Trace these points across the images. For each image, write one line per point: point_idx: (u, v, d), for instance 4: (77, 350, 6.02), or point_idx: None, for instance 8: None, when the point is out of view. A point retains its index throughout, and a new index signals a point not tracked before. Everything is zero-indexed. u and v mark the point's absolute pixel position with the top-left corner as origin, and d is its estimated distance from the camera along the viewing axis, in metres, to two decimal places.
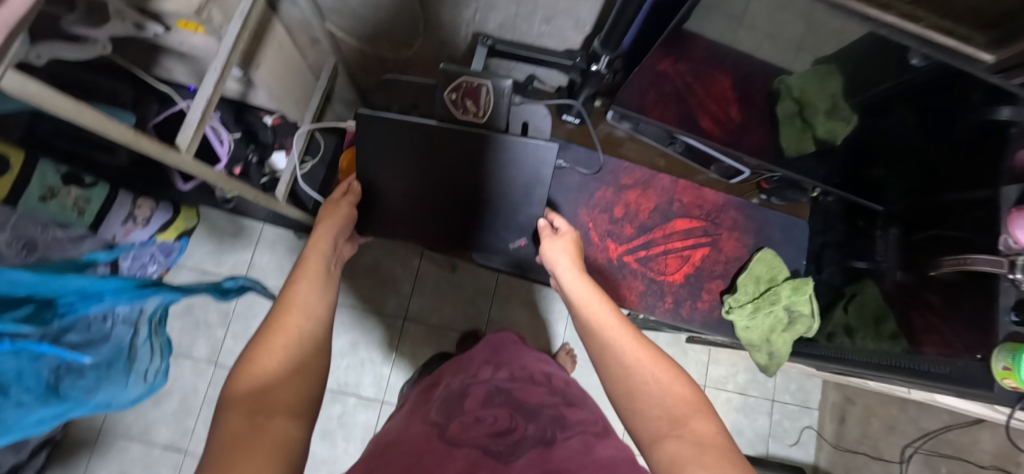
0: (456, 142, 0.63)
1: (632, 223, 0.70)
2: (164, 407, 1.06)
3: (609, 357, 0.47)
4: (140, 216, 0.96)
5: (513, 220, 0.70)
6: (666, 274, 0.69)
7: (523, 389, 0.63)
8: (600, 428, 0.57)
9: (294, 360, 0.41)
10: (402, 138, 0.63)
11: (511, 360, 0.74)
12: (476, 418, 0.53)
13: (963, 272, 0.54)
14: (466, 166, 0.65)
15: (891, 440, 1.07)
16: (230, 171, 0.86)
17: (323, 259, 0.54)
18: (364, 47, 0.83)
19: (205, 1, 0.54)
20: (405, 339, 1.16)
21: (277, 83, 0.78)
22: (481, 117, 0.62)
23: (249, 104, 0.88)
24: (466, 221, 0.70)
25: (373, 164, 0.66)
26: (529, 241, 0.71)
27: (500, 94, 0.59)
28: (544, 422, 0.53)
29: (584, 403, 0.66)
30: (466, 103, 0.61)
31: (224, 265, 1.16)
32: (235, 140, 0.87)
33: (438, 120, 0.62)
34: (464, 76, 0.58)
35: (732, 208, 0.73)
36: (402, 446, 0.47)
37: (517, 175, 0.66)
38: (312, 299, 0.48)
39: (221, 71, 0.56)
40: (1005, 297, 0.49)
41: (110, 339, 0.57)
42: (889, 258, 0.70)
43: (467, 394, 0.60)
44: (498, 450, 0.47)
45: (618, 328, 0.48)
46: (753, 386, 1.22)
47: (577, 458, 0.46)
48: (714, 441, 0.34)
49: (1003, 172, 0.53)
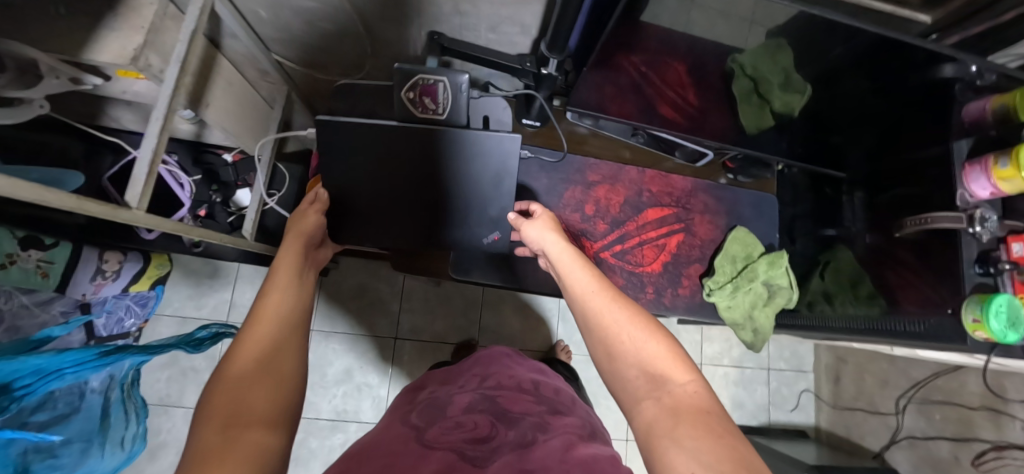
0: (417, 139, 0.61)
1: (605, 219, 0.70)
2: (161, 461, 1.04)
3: (590, 319, 0.47)
4: (108, 270, 0.95)
5: (484, 214, 0.68)
6: (644, 265, 0.69)
7: (509, 396, 0.63)
8: (586, 432, 0.57)
9: (267, 363, 0.40)
10: (365, 140, 0.61)
11: (499, 370, 0.74)
12: (456, 422, 0.54)
13: (925, 231, 0.56)
14: (430, 164, 0.64)
15: (886, 393, 1.09)
16: (195, 213, 0.84)
17: (290, 263, 0.54)
18: (316, 73, 0.81)
19: (141, 48, 0.52)
20: (399, 360, 1.14)
21: (233, 122, 0.76)
22: (441, 114, 0.58)
23: (205, 144, 0.86)
24: (434, 219, 0.68)
25: (339, 173, 0.64)
26: (502, 234, 0.70)
27: (460, 87, 0.55)
28: (525, 428, 0.54)
29: (572, 410, 0.66)
30: (424, 100, 0.57)
31: (205, 308, 1.13)
32: (196, 183, 0.86)
33: (397, 119, 0.59)
34: (418, 74, 0.53)
35: (701, 192, 0.73)
36: (382, 446, 0.49)
37: (483, 170, 0.65)
38: (280, 304, 0.48)
39: (165, 118, 0.53)
40: (969, 249, 0.52)
41: (81, 411, 0.56)
42: (857, 223, 0.71)
43: (449, 401, 0.62)
44: (473, 455, 0.47)
45: (597, 292, 0.48)
46: (747, 358, 1.24)
47: (556, 455, 0.46)
48: (691, 407, 0.35)
49: (954, 128, 0.56)
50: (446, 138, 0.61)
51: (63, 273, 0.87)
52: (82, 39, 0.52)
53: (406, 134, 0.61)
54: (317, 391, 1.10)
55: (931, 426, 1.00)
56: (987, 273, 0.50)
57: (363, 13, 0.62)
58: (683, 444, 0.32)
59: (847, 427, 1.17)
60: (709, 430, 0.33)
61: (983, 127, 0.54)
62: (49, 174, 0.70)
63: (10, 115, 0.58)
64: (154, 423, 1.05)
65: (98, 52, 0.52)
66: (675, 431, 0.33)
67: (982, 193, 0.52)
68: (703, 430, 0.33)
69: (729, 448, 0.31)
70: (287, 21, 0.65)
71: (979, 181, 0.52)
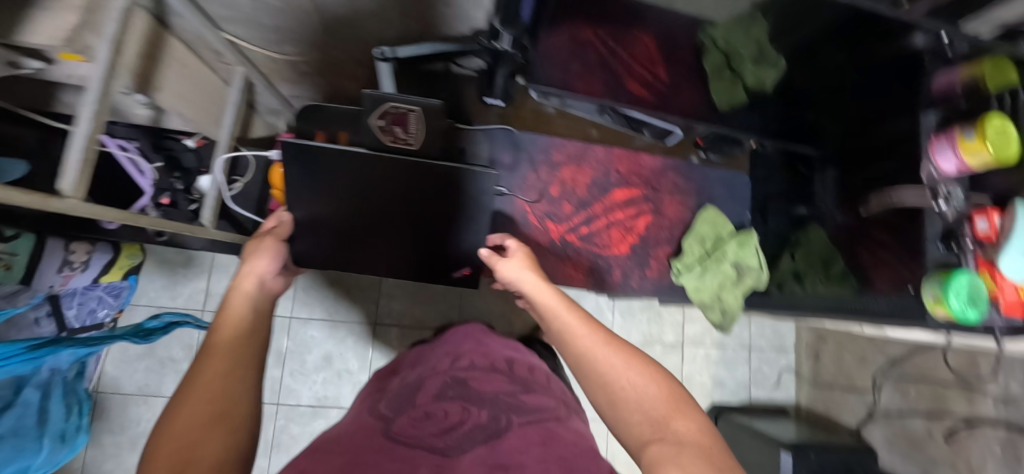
0: (395, 171, 0.55)
1: (571, 201, 0.71)
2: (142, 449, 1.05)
3: (583, 364, 0.43)
4: (76, 261, 0.93)
5: (456, 247, 0.67)
6: (610, 247, 0.70)
7: (481, 376, 0.61)
8: (559, 414, 0.56)
9: (224, 404, 0.35)
10: (335, 168, 0.54)
11: (471, 348, 0.73)
12: (425, 412, 0.50)
13: (899, 208, 0.56)
14: (405, 199, 0.59)
15: (864, 370, 1.10)
16: (157, 201, 0.82)
17: (248, 292, 0.47)
18: (271, 52, 0.75)
19: (75, 28, 0.47)
20: (378, 346, 1.14)
21: (187, 105, 0.74)
22: (412, 144, 0.55)
23: (165, 130, 0.84)
24: (405, 248, 0.68)
25: (306, 194, 0.58)
26: (473, 268, 0.70)
27: (435, 114, 0.56)
28: (497, 410, 0.52)
29: (543, 386, 0.65)
30: (394, 130, 0.55)
31: (180, 297, 1.12)
32: (156, 170, 0.83)
33: (368, 148, 0.53)
34: (390, 100, 0.55)
35: (670, 171, 0.74)
36: (342, 441, 0.46)
37: (461, 208, 0.61)
38: (233, 333, 0.41)
39: (98, 103, 0.50)
40: (931, 227, 0.52)
41: (14, 405, 0.64)
42: (828, 202, 0.69)
43: (419, 385, 0.60)
44: (444, 447, 0.44)
45: (587, 334, 0.44)
46: (729, 338, 1.24)
47: (534, 450, 0.44)
48: (699, 445, 0.33)
49: (924, 100, 0.54)
50: (425, 176, 0.55)
51: (29, 265, 0.84)
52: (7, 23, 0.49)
53: (380, 168, 0.54)
54: (298, 378, 1.10)
55: (906, 401, 1.01)
56: (950, 249, 0.51)
57: None
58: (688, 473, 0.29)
59: (827, 405, 1.18)
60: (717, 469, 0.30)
61: (952, 100, 0.52)
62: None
63: None
64: (134, 413, 1.05)
65: (28, 33, 0.45)
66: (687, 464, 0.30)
67: (948, 166, 0.50)
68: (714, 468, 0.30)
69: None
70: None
71: (944, 154, 0.50)
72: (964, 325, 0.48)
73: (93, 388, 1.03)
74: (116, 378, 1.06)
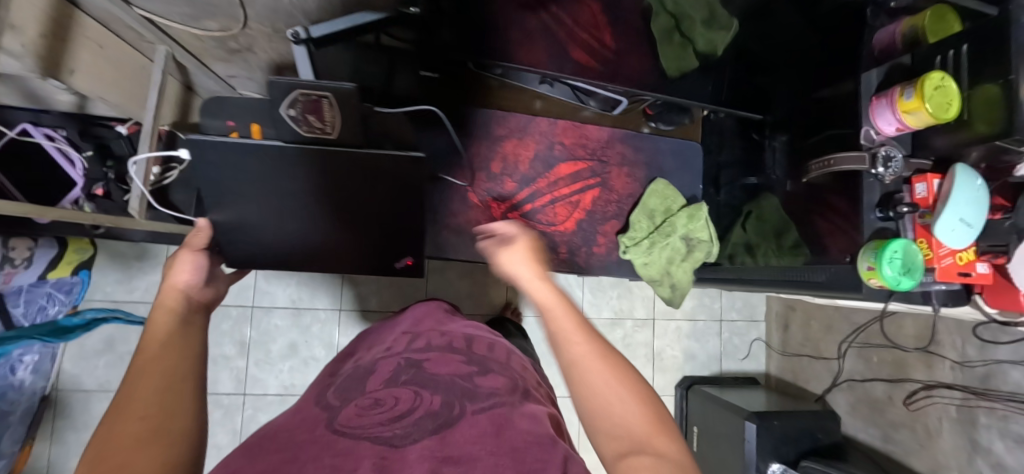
0: (311, 165, 0.47)
1: (513, 178, 0.73)
2: None
3: (562, 368, 0.34)
4: (18, 258, 0.87)
5: (394, 248, 0.59)
6: (557, 223, 0.73)
7: (439, 358, 0.50)
8: (518, 392, 0.46)
9: (162, 423, 0.24)
10: (245, 167, 0.47)
11: (429, 330, 0.62)
12: (374, 400, 0.40)
13: (832, 173, 0.53)
14: (333, 199, 0.51)
15: (830, 338, 1.10)
16: (90, 192, 0.78)
17: (173, 303, 0.36)
18: (193, 30, 0.67)
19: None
20: (345, 333, 1.12)
21: (111, 90, 0.71)
22: (330, 134, 0.45)
23: (94, 116, 0.79)
24: (344, 254, 0.59)
25: (225, 205, 0.52)
26: (415, 259, 0.61)
27: (354, 99, 0.42)
28: (453, 392, 0.41)
29: (508, 366, 0.55)
30: (309, 119, 0.43)
31: (136, 291, 1.09)
32: (88, 159, 0.79)
33: (284, 142, 0.45)
34: (296, 88, 0.40)
35: (618, 143, 0.77)
36: (279, 435, 0.34)
37: (395, 201, 0.52)
38: (171, 340, 0.32)
39: None
40: (870, 193, 0.50)
41: None
42: (777, 170, 0.67)
43: (369, 373, 0.49)
44: (391, 437, 0.33)
45: (574, 333, 0.34)
46: (700, 311, 1.24)
47: (490, 441, 0.33)
48: None
49: (863, 59, 0.52)
50: (345, 165, 0.47)
51: None
52: None
53: (300, 158, 0.46)
54: (264, 368, 1.09)
55: (869, 369, 1.02)
56: (887, 217, 0.49)
57: None
58: None
59: (795, 373, 1.19)
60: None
61: (894, 57, 0.50)
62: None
63: None
64: (98, 408, 1.05)
65: None
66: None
67: (887, 129, 0.48)
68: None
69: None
70: None
71: (884, 116, 0.48)
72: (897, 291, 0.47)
73: (53, 386, 1.02)
74: (76, 376, 1.04)
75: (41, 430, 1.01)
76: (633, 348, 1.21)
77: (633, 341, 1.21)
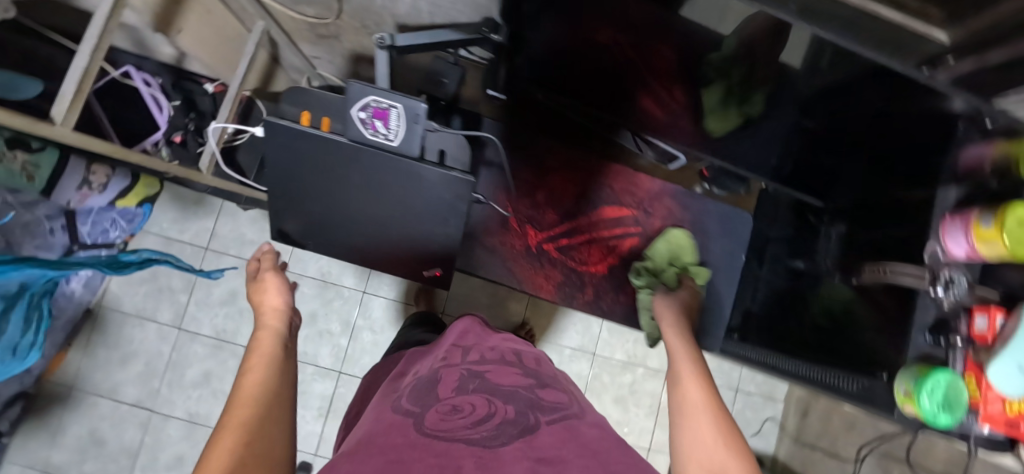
0: (368, 168, 0.49)
1: (555, 211, 0.77)
2: (130, 368, 1.12)
3: (679, 408, 0.43)
4: (95, 182, 0.99)
5: (427, 253, 0.60)
6: (588, 264, 0.77)
7: (496, 371, 0.54)
8: (578, 410, 0.49)
9: (253, 450, 0.31)
10: (310, 160, 0.50)
11: (475, 343, 0.64)
12: (452, 406, 0.44)
13: (885, 284, 0.51)
14: (382, 199, 0.53)
15: (850, 439, 1.03)
16: (170, 138, 0.84)
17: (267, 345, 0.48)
18: (291, 11, 0.72)
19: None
20: (363, 314, 1.16)
21: (202, 49, 0.77)
22: (393, 141, 0.47)
23: (188, 70, 0.86)
24: (375, 256, 0.63)
25: (282, 182, 0.53)
26: (444, 271, 0.62)
27: (419, 119, 0.45)
28: (524, 404, 0.46)
29: (557, 381, 0.59)
30: (375, 124, 0.46)
31: (187, 232, 1.16)
32: (175, 109, 0.85)
33: (346, 139, 0.47)
34: (371, 94, 0.44)
35: (667, 197, 0.79)
36: (374, 438, 0.38)
37: (435, 217, 0.55)
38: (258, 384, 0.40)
39: (99, 38, 0.50)
40: (924, 314, 0.46)
41: None
42: (829, 259, 0.65)
43: (432, 381, 0.51)
44: (479, 438, 0.38)
45: (703, 387, 0.43)
46: (717, 376, 1.19)
47: (573, 447, 0.38)
48: None
49: (944, 169, 0.47)
50: (394, 171, 0.49)
51: (49, 177, 0.93)
52: None
53: (350, 159, 0.49)
54: None
55: None
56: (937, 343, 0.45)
57: None
58: None
59: (805, 464, 1.12)
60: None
61: (978, 178, 0.46)
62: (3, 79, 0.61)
63: None
64: (130, 332, 1.13)
65: None
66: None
67: (956, 251, 0.44)
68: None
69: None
70: None
71: (956, 237, 0.44)
72: (929, 426, 0.45)
73: (98, 302, 1.11)
74: (118, 297, 1.13)
75: (78, 339, 1.11)
76: (638, 396, 1.18)
77: (640, 389, 1.19)
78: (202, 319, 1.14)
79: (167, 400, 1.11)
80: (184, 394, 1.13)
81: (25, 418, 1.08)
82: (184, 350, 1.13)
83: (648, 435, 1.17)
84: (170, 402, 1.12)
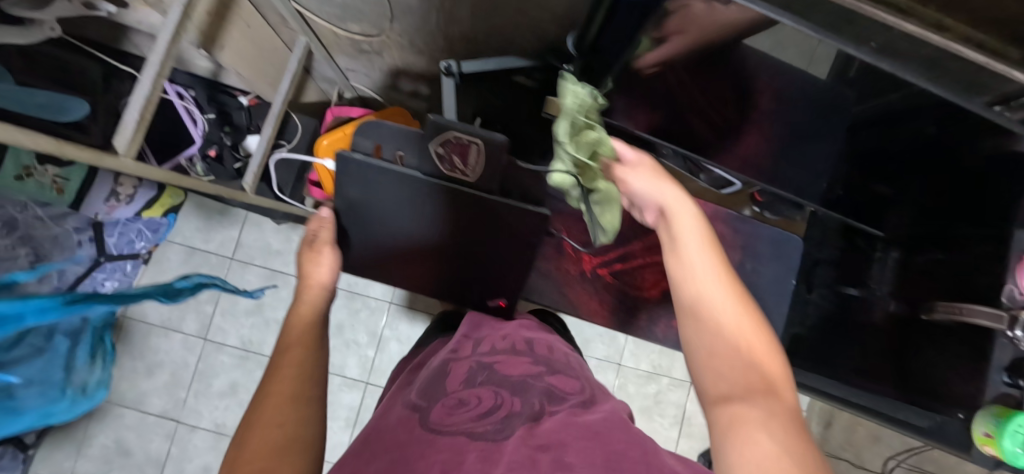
0: (449, 202, 0.50)
1: (610, 234, 0.68)
2: (156, 379, 1.11)
3: (688, 315, 0.38)
4: (122, 193, 0.95)
5: (492, 281, 0.62)
6: (642, 289, 0.68)
7: (507, 360, 0.51)
8: (588, 397, 0.46)
9: (289, 432, 0.33)
10: (392, 189, 0.50)
11: (488, 331, 0.59)
12: (458, 400, 0.42)
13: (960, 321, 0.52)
14: (461, 232, 0.55)
15: (875, 450, 1.04)
16: (204, 153, 0.82)
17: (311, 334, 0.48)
18: (337, 28, 0.72)
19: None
20: (391, 324, 1.16)
21: (245, 65, 0.75)
22: (470, 177, 0.48)
23: (222, 83, 0.84)
24: (433, 262, 0.61)
25: (355, 202, 0.54)
26: (508, 301, 0.63)
27: (501, 151, 0.46)
28: (535, 395, 0.43)
29: (571, 364, 0.54)
30: (453, 159, 0.47)
31: (212, 241, 1.16)
32: (209, 122, 0.83)
33: (422, 174, 0.48)
34: (453, 130, 0.45)
35: (720, 221, 0.69)
36: (377, 440, 0.37)
37: (508, 250, 0.56)
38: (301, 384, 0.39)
39: (161, 66, 0.49)
40: (1001, 354, 0.48)
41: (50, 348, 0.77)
42: (884, 287, 0.68)
43: (442, 374, 0.49)
44: (484, 432, 0.36)
45: (721, 283, 0.38)
46: None
47: (572, 429, 0.35)
48: (787, 413, 0.29)
49: None
50: (469, 205, 0.50)
51: (78, 190, 0.87)
52: None
53: (428, 193, 0.50)
54: None
55: None
56: (1015, 384, 0.47)
57: None
58: (772, 442, 0.26)
59: None
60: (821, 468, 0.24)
61: None
62: (51, 99, 0.60)
63: (19, 37, 0.57)
64: (156, 341, 1.12)
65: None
66: (779, 443, 0.25)
67: None
68: (808, 455, 0.25)
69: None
70: None
71: None
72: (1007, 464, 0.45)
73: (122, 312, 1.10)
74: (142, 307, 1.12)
75: None
76: (663, 406, 1.19)
77: (664, 399, 1.20)
78: (228, 329, 1.13)
79: (194, 410, 1.10)
80: (210, 405, 1.11)
81: (48, 431, 1.07)
82: (209, 360, 1.12)
83: (673, 444, 1.18)
84: (197, 412, 1.11)
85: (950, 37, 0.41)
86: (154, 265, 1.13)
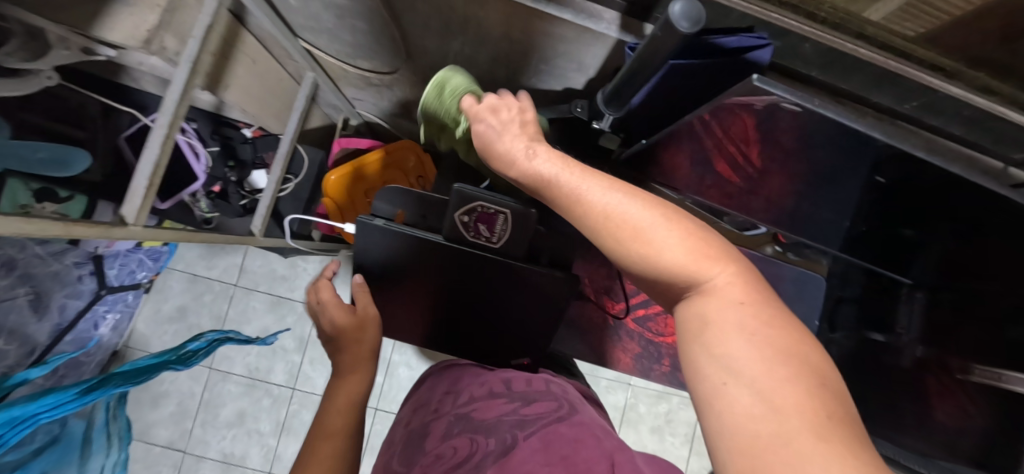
0: (477, 265, 0.51)
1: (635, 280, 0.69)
2: (162, 409, 1.10)
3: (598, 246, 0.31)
4: None
5: (517, 341, 0.60)
6: (664, 335, 0.69)
7: (485, 405, 0.48)
8: (565, 410, 0.46)
9: None
10: (421, 254, 0.51)
11: (468, 381, 0.55)
12: (436, 455, 0.43)
13: (997, 388, 0.49)
14: (492, 289, 0.54)
15: None
16: (208, 190, 0.80)
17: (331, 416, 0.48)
18: (345, 64, 0.70)
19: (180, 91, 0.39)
20: (401, 349, 1.14)
21: (252, 102, 0.71)
22: (495, 243, 0.49)
23: (224, 116, 0.80)
24: (463, 321, 0.60)
25: (379, 263, 0.54)
26: (534, 360, 0.62)
27: (528, 219, 0.47)
28: (507, 429, 0.43)
29: (553, 390, 0.51)
30: (479, 226, 0.48)
31: (215, 268, 1.13)
32: (212, 157, 0.80)
33: (443, 238, 0.49)
34: (479, 201, 0.45)
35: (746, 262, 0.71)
36: None
37: (537, 309, 0.55)
38: None
39: (169, 126, 0.49)
40: None
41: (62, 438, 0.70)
42: (910, 330, 0.66)
43: (421, 435, 0.48)
44: None
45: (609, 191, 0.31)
46: None
47: (540, 456, 0.36)
48: (728, 305, 0.25)
49: None
50: (491, 267, 0.51)
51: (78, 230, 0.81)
52: (88, 16, 0.45)
53: (458, 255, 0.50)
54: (316, 367, 1.12)
55: None
56: None
57: (399, 9, 0.51)
58: (743, 361, 0.23)
59: None
60: (804, 370, 0.22)
61: None
62: (55, 153, 0.65)
63: (16, 86, 0.56)
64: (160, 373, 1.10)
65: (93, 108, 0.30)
66: (750, 367, 0.22)
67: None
68: (787, 358, 0.22)
69: (851, 452, 0.18)
70: (316, 12, 0.55)
71: None
72: None
73: (124, 342, 1.08)
74: (146, 336, 1.10)
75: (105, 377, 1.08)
76: (674, 425, 1.19)
77: (675, 418, 1.20)
78: (234, 358, 1.12)
79: (201, 440, 1.09)
80: (218, 434, 1.09)
81: None
82: (216, 389, 1.11)
83: (684, 463, 1.18)
84: (204, 442, 1.09)
85: (998, 100, 0.44)
86: (156, 294, 1.12)
